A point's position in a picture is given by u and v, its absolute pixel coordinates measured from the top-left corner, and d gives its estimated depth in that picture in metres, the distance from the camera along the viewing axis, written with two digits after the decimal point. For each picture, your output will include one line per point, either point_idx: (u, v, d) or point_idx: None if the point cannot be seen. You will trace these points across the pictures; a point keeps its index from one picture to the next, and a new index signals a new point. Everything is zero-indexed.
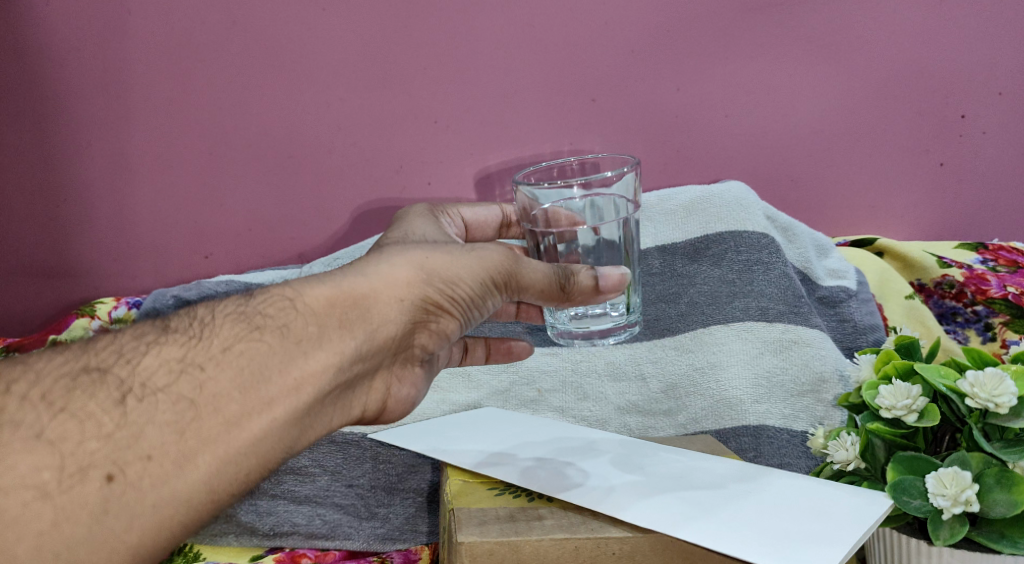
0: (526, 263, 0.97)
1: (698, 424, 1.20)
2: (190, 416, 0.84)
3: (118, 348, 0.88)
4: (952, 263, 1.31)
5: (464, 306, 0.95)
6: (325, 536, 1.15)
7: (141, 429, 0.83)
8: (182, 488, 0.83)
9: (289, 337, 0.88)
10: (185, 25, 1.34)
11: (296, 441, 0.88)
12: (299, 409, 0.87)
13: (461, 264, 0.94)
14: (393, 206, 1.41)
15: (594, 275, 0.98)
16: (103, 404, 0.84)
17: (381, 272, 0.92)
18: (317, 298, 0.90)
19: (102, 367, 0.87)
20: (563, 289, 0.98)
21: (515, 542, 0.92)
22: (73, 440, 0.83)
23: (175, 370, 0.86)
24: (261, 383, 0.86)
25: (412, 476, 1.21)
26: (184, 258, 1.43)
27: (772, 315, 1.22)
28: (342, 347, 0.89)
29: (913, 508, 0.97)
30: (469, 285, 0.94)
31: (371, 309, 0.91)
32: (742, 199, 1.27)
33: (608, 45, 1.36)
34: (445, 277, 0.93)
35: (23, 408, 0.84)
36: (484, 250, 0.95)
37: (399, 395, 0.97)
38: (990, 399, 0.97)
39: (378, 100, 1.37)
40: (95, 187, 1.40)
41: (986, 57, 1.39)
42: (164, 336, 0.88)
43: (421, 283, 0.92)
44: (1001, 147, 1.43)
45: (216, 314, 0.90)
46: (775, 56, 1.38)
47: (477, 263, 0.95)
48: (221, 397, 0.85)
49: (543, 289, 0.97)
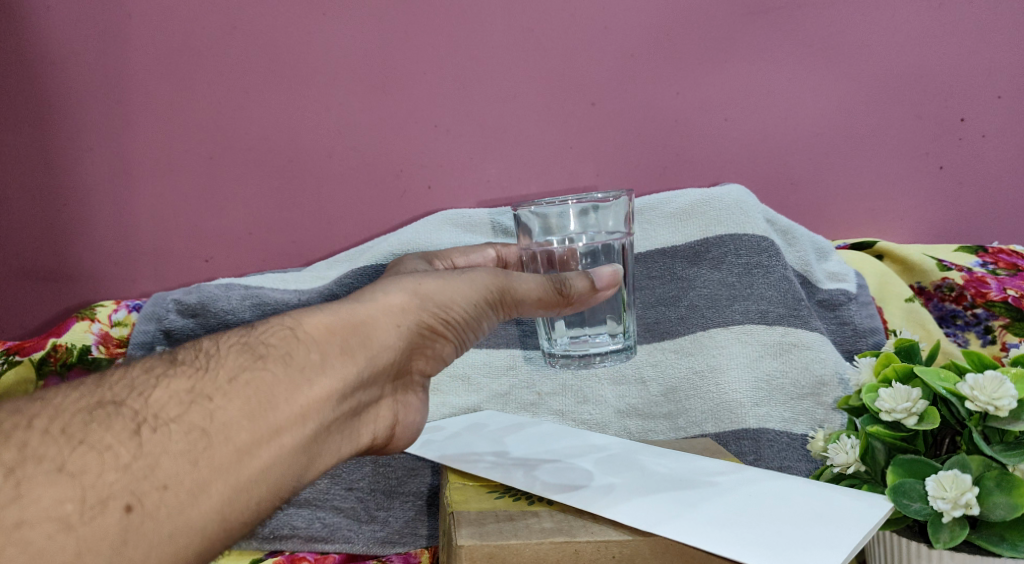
0: (518, 278, 1.00)
1: (698, 428, 1.21)
2: (204, 445, 0.83)
3: (130, 382, 0.85)
4: (952, 266, 1.31)
5: (458, 329, 0.98)
6: (325, 539, 1.15)
7: (157, 459, 0.81)
8: (198, 517, 0.81)
9: (292, 364, 0.88)
10: (193, 29, 1.35)
11: (303, 468, 0.88)
12: (305, 438, 0.87)
13: (454, 288, 0.97)
14: (393, 210, 1.41)
15: (587, 276, 1.01)
16: (119, 436, 0.81)
17: (378, 300, 0.94)
18: (317, 326, 0.90)
19: (116, 401, 0.83)
20: (560, 294, 1.00)
21: (514, 545, 0.91)
22: (93, 471, 0.80)
23: (186, 401, 0.84)
24: (268, 410, 0.85)
25: (412, 479, 1.20)
26: (185, 261, 1.41)
27: (772, 319, 1.22)
28: (345, 373, 0.90)
29: (913, 512, 0.97)
30: (462, 307, 0.97)
31: (370, 334, 0.92)
32: (742, 202, 1.26)
33: (608, 49, 1.38)
34: (441, 303, 0.96)
35: (44, 442, 0.80)
36: (473, 273, 0.99)
37: (406, 420, 0.98)
38: (989, 402, 0.97)
39: (380, 103, 1.38)
40: (95, 191, 1.39)
41: (984, 61, 1.41)
42: (172, 369, 0.86)
43: (416, 308, 0.95)
44: (1000, 151, 1.43)
45: (221, 347, 0.88)
46: (775, 59, 1.40)
47: (469, 286, 0.98)
48: (233, 425, 0.84)
49: (540, 296, 1.00)
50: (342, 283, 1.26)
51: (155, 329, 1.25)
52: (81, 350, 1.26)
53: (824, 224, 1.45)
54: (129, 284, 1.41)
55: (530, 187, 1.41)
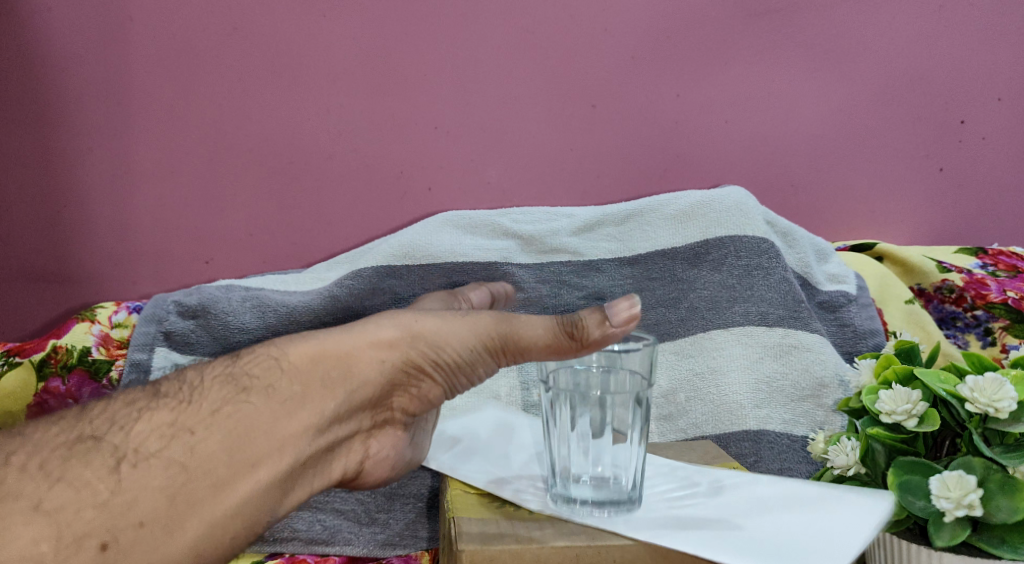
0: (524, 322, 0.98)
1: (698, 430, 1.21)
2: (182, 480, 0.89)
3: (111, 417, 0.92)
4: (952, 268, 1.31)
5: (449, 371, 1.01)
6: (325, 541, 1.16)
7: (136, 495, 0.87)
8: (173, 551, 0.87)
9: (273, 397, 0.95)
10: (194, 31, 1.35)
11: (278, 501, 0.94)
12: (281, 470, 0.93)
13: (451, 330, 1.00)
14: (393, 212, 1.41)
15: (600, 317, 0.95)
16: (97, 472, 0.87)
17: (361, 333, 0.99)
18: (299, 357, 0.97)
19: (95, 436, 0.90)
20: (569, 338, 0.95)
21: (516, 549, 0.91)
22: (70, 509, 0.85)
23: (166, 435, 0.90)
24: (249, 443, 0.92)
25: (413, 482, 1.20)
26: (184, 263, 1.41)
27: (772, 320, 1.22)
28: (322, 407, 0.96)
29: (918, 508, 0.97)
30: (456, 349, 1.00)
31: (352, 370, 0.98)
32: (742, 204, 1.26)
33: (609, 51, 1.38)
34: (432, 341, 1.00)
35: (22, 479, 0.86)
36: (476, 316, 1.00)
37: (379, 455, 1.02)
38: (989, 403, 0.97)
39: (381, 105, 1.38)
40: (95, 193, 1.39)
41: (984, 63, 1.42)
42: (155, 402, 0.93)
43: (404, 344, 0.99)
44: (1000, 153, 1.44)
45: (204, 378, 0.96)
46: (775, 61, 1.40)
47: (468, 328, 1.00)
48: (211, 460, 0.90)
49: (546, 340, 0.96)
50: (342, 284, 1.26)
51: (156, 330, 1.25)
52: (81, 352, 1.25)
53: (824, 225, 1.45)
54: (129, 286, 1.41)
55: (530, 189, 1.41)
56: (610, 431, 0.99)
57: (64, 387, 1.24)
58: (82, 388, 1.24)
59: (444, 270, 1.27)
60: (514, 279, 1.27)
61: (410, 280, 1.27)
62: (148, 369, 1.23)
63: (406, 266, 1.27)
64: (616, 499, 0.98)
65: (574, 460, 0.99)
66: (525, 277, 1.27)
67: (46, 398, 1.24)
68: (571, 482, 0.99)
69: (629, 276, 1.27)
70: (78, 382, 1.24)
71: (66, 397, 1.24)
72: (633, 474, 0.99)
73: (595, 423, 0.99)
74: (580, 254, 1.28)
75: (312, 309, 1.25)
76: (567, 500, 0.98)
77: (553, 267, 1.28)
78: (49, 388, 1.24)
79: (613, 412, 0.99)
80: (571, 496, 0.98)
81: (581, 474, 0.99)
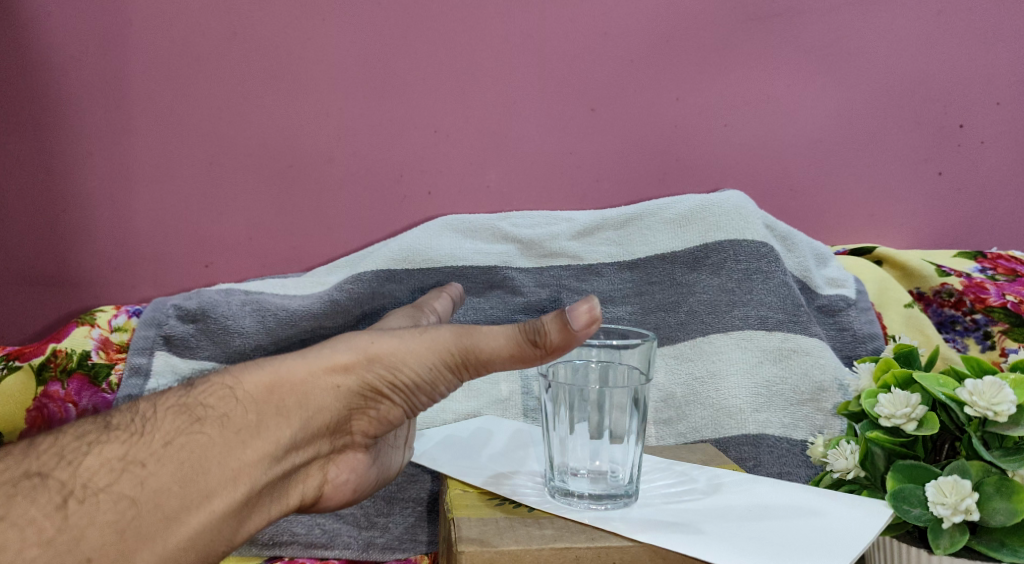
0: (482, 335, 0.97)
1: (698, 434, 1.21)
2: (131, 515, 0.90)
3: (59, 450, 0.92)
4: (952, 271, 1.31)
5: (407, 392, 1.00)
6: (325, 545, 1.15)
7: (83, 531, 0.88)
8: None
9: (228, 426, 0.95)
10: (194, 34, 1.36)
11: (234, 531, 0.95)
12: (236, 501, 0.94)
13: (409, 351, 0.99)
14: (393, 216, 1.41)
15: (556, 319, 0.95)
16: (43, 509, 0.88)
17: (322, 357, 0.99)
18: (256, 385, 0.97)
19: (42, 472, 0.90)
20: (532, 345, 0.95)
21: (516, 551, 0.91)
22: (13, 548, 0.87)
23: (117, 469, 0.91)
24: (202, 475, 0.93)
25: (412, 485, 1.20)
26: (184, 267, 1.40)
27: (772, 324, 1.22)
28: (279, 435, 0.96)
29: (913, 517, 0.97)
30: (414, 369, 0.99)
31: (307, 395, 0.97)
32: (742, 208, 1.25)
33: (608, 55, 1.39)
34: (388, 363, 0.99)
35: None
36: (433, 333, 0.99)
37: (336, 479, 1.02)
38: (988, 407, 0.97)
39: (381, 108, 1.38)
40: (95, 197, 1.39)
41: (983, 68, 1.42)
42: (106, 435, 0.93)
43: (363, 368, 0.99)
44: (1000, 157, 1.44)
45: (157, 409, 0.96)
46: (774, 65, 1.40)
47: (426, 347, 0.99)
48: (162, 493, 0.91)
49: (510, 348, 0.96)
50: (342, 288, 1.26)
51: (155, 334, 1.25)
52: (81, 356, 1.25)
53: (824, 229, 1.45)
54: (128, 290, 1.41)
55: (530, 193, 1.41)
56: (609, 433, 1.00)
57: (64, 391, 1.24)
58: (82, 392, 1.24)
59: (442, 274, 1.28)
60: (513, 283, 1.27)
61: (410, 284, 1.27)
62: (148, 373, 1.24)
63: (406, 270, 1.28)
64: (614, 493, 0.99)
65: (573, 455, 1.00)
66: (525, 281, 1.28)
67: (46, 402, 1.23)
68: (570, 476, 1.00)
69: (629, 280, 1.27)
70: (77, 386, 1.24)
71: (65, 401, 1.23)
72: (631, 469, 1.00)
73: (593, 426, 1.00)
74: (579, 258, 1.28)
75: (312, 313, 1.25)
76: (565, 494, 0.99)
77: (552, 271, 1.28)
78: (49, 392, 1.24)
79: (612, 415, 1.00)
80: (570, 490, 0.99)
81: (579, 468, 1.00)
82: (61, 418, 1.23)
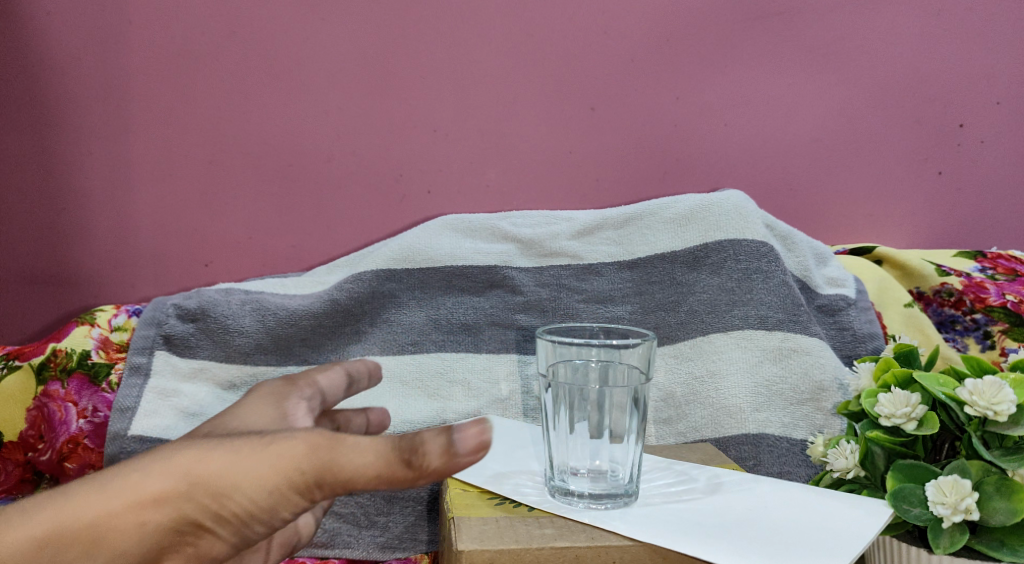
0: (344, 453, 0.79)
1: (697, 434, 1.21)
2: None
3: None
4: (951, 271, 1.32)
5: (240, 524, 0.80)
6: (325, 544, 1.16)
7: None
8: None
9: None
10: (194, 33, 1.36)
11: None
12: None
13: (243, 474, 0.79)
14: (393, 215, 1.40)
15: (437, 443, 0.78)
16: None
17: (127, 485, 0.79)
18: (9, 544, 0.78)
19: None
20: (406, 465, 0.78)
21: (516, 550, 0.91)
22: None
23: None
24: None
25: (412, 484, 1.19)
26: (184, 266, 1.40)
27: (772, 324, 1.22)
28: None
29: (913, 517, 0.97)
30: (251, 498, 0.79)
31: (104, 537, 0.78)
32: (741, 207, 1.26)
33: (608, 54, 1.39)
34: (217, 490, 0.79)
35: None
36: (281, 444, 0.80)
37: None
38: (988, 407, 0.97)
39: (381, 107, 1.38)
40: (94, 196, 1.39)
41: (982, 67, 1.43)
42: None
43: (183, 497, 0.79)
44: (999, 156, 1.44)
45: None
46: (774, 64, 1.40)
47: (268, 466, 0.79)
48: None
49: (373, 472, 0.78)
50: (342, 288, 1.27)
51: (155, 334, 1.25)
52: (81, 355, 1.25)
53: (824, 228, 1.45)
54: (128, 289, 1.41)
55: (530, 193, 1.41)
56: (608, 432, 1.00)
57: (64, 390, 1.24)
58: (82, 391, 1.24)
59: (443, 273, 1.28)
60: (513, 282, 1.27)
61: (410, 283, 1.28)
62: (149, 372, 1.23)
63: (406, 269, 1.28)
64: (614, 492, 0.98)
65: (574, 453, 1.00)
66: (525, 280, 1.27)
67: (46, 401, 1.23)
68: (570, 475, 0.99)
69: (628, 279, 1.27)
70: (78, 385, 1.24)
71: (66, 400, 1.23)
72: (631, 468, 1.00)
73: (593, 425, 1.00)
74: (579, 257, 1.28)
75: (312, 312, 1.26)
76: (565, 494, 0.99)
77: (552, 270, 1.28)
78: (49, 391, 1.23)
79: (612, 415, 1.00)
80: (570, 490, 0.99)
81: (579, 467, 0.99)
82: (61, 417, 1.23)
